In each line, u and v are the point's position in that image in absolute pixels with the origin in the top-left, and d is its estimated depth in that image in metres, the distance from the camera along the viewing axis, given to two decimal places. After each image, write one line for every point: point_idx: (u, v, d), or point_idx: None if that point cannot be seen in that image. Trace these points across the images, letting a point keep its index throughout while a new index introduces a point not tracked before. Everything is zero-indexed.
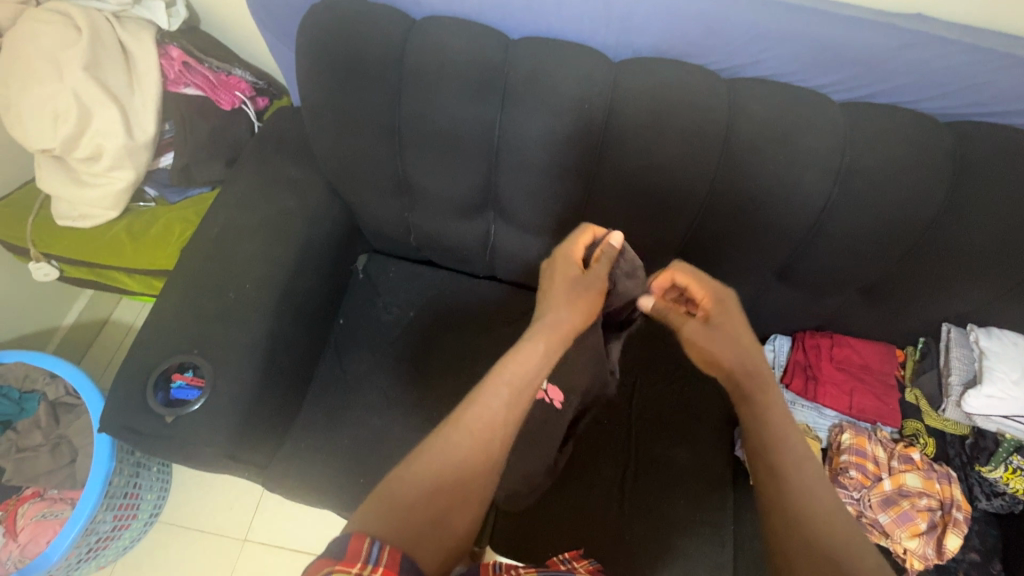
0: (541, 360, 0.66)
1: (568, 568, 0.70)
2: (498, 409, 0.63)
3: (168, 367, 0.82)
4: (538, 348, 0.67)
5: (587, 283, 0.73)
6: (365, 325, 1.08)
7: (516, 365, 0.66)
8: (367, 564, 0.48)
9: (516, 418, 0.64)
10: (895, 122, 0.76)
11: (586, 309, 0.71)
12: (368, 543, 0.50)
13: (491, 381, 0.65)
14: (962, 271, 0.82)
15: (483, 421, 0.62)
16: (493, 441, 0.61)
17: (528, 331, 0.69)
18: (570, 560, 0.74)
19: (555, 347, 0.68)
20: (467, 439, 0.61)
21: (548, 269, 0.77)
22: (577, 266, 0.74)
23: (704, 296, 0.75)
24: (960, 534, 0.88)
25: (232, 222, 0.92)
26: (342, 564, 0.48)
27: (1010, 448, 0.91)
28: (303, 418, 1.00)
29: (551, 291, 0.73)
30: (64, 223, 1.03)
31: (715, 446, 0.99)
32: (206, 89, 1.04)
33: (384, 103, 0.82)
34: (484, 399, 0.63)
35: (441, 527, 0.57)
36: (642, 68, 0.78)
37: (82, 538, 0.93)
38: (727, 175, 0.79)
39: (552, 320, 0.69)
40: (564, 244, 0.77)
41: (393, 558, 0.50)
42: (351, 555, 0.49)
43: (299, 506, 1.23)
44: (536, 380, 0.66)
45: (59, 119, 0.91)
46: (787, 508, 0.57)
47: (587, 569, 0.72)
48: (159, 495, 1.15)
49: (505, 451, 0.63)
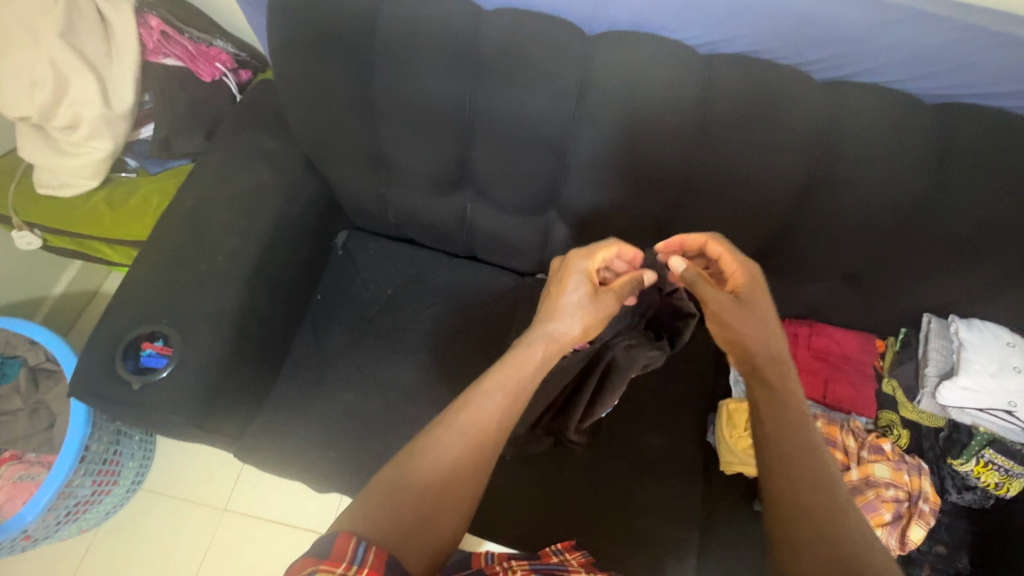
0: (536, 367, 0.66)
1: (561, 563, 0.71)
2: (491, 411, 0.63)
3: (138, 336, 0.82)
4: (536, 356, 0.67)
5: (597, 303, 0.68)
6: (344, 301, 1.08)
7: (512, 368, 0.66)
8: (352, 565, 0.49)
9: (509, 423, 0.64)
10: (876, 102, 0.74)
11: (588, 326, 0.68)
12: (354, 544, 0.51)
13: (485, 381, 0.65)
14: (936, 259, 0.80)
15: (476, 423, 0.62)
16: (485, 445, 0.62)
17: (530, 335, 0.68)
18: (563, 551, 0.76)
19: (553, 356, 0.68)
20: (458, 442, 0.61)
21: (561, 270, 0.72)
22: (589, 282, 0.69)
23: (738, 271, 0.69)
24: (923, 525, 0.86)
25: (207, 194, 0.92)
26: (326, 563, 0.48)
27: (983, 441, 0.90)
28: (277, 391, 1.01)
29: (556, 299, 0.69)
30: (46, 191, 1.03)
31: (688, 432, 0.98)
32: (185, 61, 1.02)
33: (356, 74, 0.81)
34: (479, 403, 0.63)
35: (427, 529, 0.57)
36: (616, 43, 0.76)
37: (59, 501, 0.95)
38: (701, 155, 0.77)
39: (552, 331, 0.68)
40: (579, 257, 0.71)
41: (378, 560, 0.51)
42: (337, 554, 0.49)
43: (278, 479, 1.25)
44: (531, 384, 0.66)
45: (37, 86, 0.92)
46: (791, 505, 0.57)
47: (578, 561, 0.74)
48: (140, 463, 1.17)
49: (496, 454, 0.63)
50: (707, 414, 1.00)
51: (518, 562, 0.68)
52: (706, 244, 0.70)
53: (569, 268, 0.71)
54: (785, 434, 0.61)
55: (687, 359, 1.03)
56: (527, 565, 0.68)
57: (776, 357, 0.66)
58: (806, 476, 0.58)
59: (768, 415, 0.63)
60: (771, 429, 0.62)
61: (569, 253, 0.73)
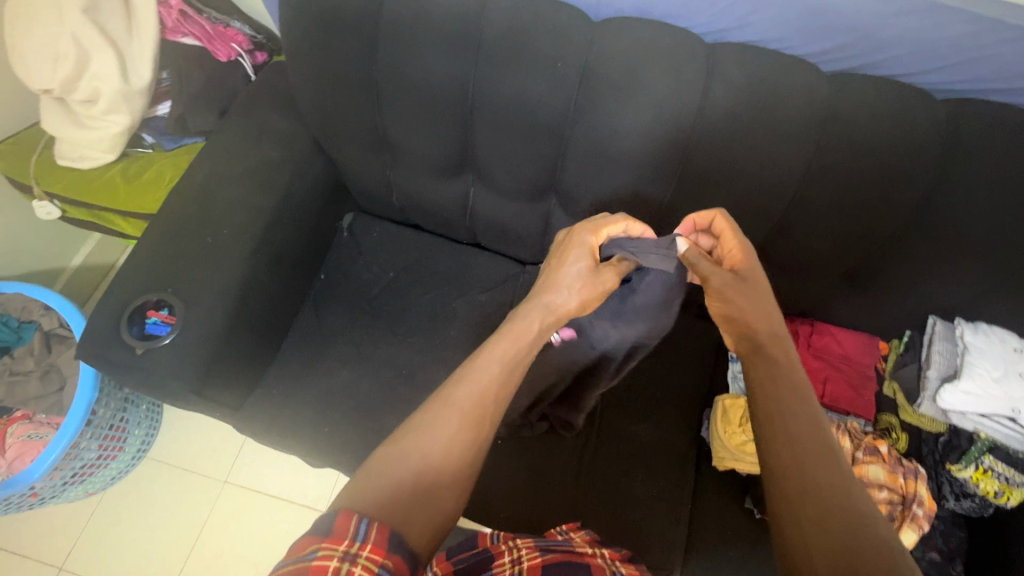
0: (534, 337, 0.66)
1: (566, 539, 0.73)
2: (488, 384, 0.62)
3: (143, 303, 0.84)
4: (532, 327, 0.66)
5: (598, 277, 0.69)
6: (346, 281, 1.09)
7: (509, 341, 0.65)
8: (354, 542, 0.46)
9: (507, 396, 0.63)
10: (885, 92, 0.72)
11: (586, 300, 0.69)
12: (355, 521, 0.48)
13: (481, 356, 0.64)
14: (941, 259, 0.79)
15: (473, 397, 0.61)
16: (483, 418, 0.60)
17: (526, 307, 0.68)
18: (567, 531, 0.77)
19: (548, 329, 0.68)
20: (456, 416, 0.59)
21: (563, 244, 0.72)
22: (591, 256, 0.69)
23: (735, 248, 0.67)
24: (917, 530, 0.83)
25: (216, 170, 0.94)
26: (327, 542, 0.45)
27: (983, 448, 0.87)
28: (277, 366, 1.03)
29: (557, 270, 0.69)
30: (65, 163, 1.07)
31: (681, 426, 0.98)
32: (203, 40, 1.06)
33: (362, 54, 0.82)
34: (473, 376, 0.62)
35: (430, 504, 0.55)
36: (621, 28, 0.76)
37: (65, 461, 0.99)
38: (702, 144, 0.76)
39: (551, 303, 0.67)
40: (582, 233, 0.70)
41: (381, 536, 0.48)
42: (339, 531, 0.47)
43: (278, 454, 1.27)
44: (527, 357, 0.66)
45: (59, 60, 0.95)
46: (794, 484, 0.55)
47: (584, 540, 0.75)
48: (146, 432, 1.21)
49: (494, 429, 0.62)
50: (701, 408, 0.99)
51: (522, 541, 0.70)
52: (714, 219, 0.69)
53: (572, 244, 0.70)
54: (786, 408, 0.59)
55: (685, 353, 1.03)
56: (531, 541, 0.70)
57: (774, 334, 0.64)
58: (807, 452, 0.56)
59: (768, 393, 0.61)
60: (769, 399, 0.60)
61: (570, 228, 0.73)
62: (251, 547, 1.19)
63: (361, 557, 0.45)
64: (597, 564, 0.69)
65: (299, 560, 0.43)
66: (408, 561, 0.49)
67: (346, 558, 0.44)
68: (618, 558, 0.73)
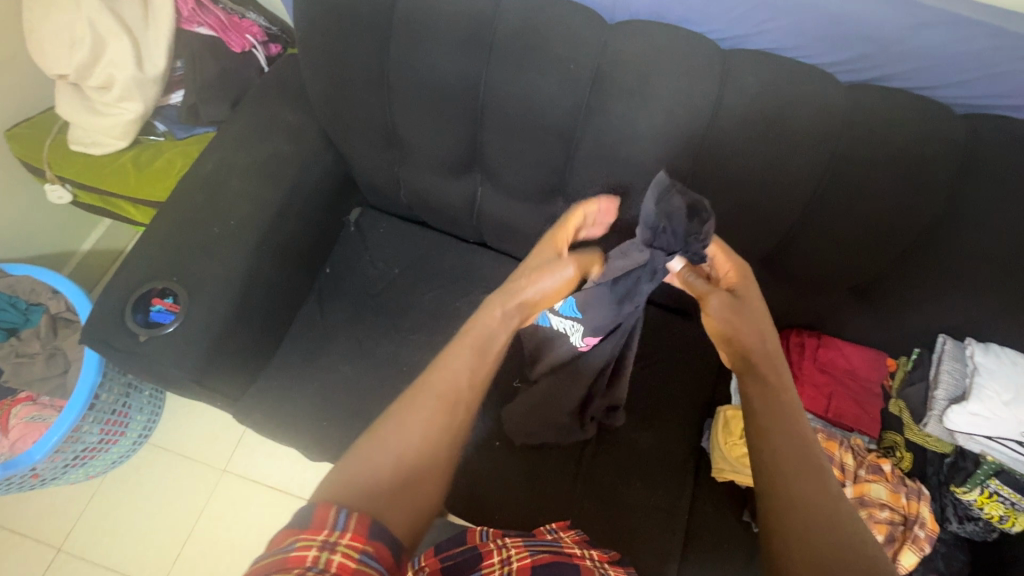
0: (501, 324, 0.65)
1: (554, 540, 0.72)
2: (463, 372, 0.62)
3: (148, 291, 0.85)
4: (497, 314, 0.66)
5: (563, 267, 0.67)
6: (350, 276, 1.09)
7: (477, 330, 0.65)
8: (334, 531, 0.46)
9: (482, 382, 0.63)
10: (905, 105, 0.70)
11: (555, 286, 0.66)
12: (335, 511, 0.48)
13: (454, 345, 0.64)
14: (953, 278, 0.77)
15: (449, 383, 0.61)
16: (458, 403, 0.60)
17: (493, 296, 0.67)
18: (557, 529, 0.77)
19: (515, 317, 0.66)
20: (431, 403, 0.59)
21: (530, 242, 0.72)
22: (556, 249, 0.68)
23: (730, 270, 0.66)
24: (916, 551, 0.83)
25: (225, 160, 0.94)
26: (307, 533, 0.45)
27: (989, 471, 0.85)
28: (279, 358, 1.03)
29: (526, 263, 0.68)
30: (77, 148, 1.08)
31: (681, 436, 0.97)
32: (217, 30, 1.06)
33: (374, 49, 0.82)
34: (447, 363, 0.62)
35: (411, 491, 0.54)
36: (636, 31, 0.75)
37: (67, 444, 1.00)
38: (713, 152, 0.75)
39: (516, 289, 0.65)
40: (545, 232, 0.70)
41: (361, 524, 0.47)
42: (318, 522, 0.46)
43: (277, 445, 1.28)
44: (498, 345, 0.65)
45: (75, 46, 0.96)
46: (780, 494, 0.55)
47: (572, 539, 0.75)
48: (148, 417, 1.22)
49: (470, 414, 0.62)
50: (703, 419, 0.98)
51: (512, 540, 0.69)
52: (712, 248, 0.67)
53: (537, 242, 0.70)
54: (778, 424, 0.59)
55: (688, 362, 1.02)
56: (519, 541, 0.70)
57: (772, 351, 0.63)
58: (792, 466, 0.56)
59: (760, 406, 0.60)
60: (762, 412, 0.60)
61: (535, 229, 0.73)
62: (247, 538, 1.20)
63: (341, 545, 0.45)
64: (586, 564, 0.69)
65: (279, 551, 0.43)
66: (392, 548, 0.48)
67: (325, 547, 0.44)
68: (607, 560, 0.73)
